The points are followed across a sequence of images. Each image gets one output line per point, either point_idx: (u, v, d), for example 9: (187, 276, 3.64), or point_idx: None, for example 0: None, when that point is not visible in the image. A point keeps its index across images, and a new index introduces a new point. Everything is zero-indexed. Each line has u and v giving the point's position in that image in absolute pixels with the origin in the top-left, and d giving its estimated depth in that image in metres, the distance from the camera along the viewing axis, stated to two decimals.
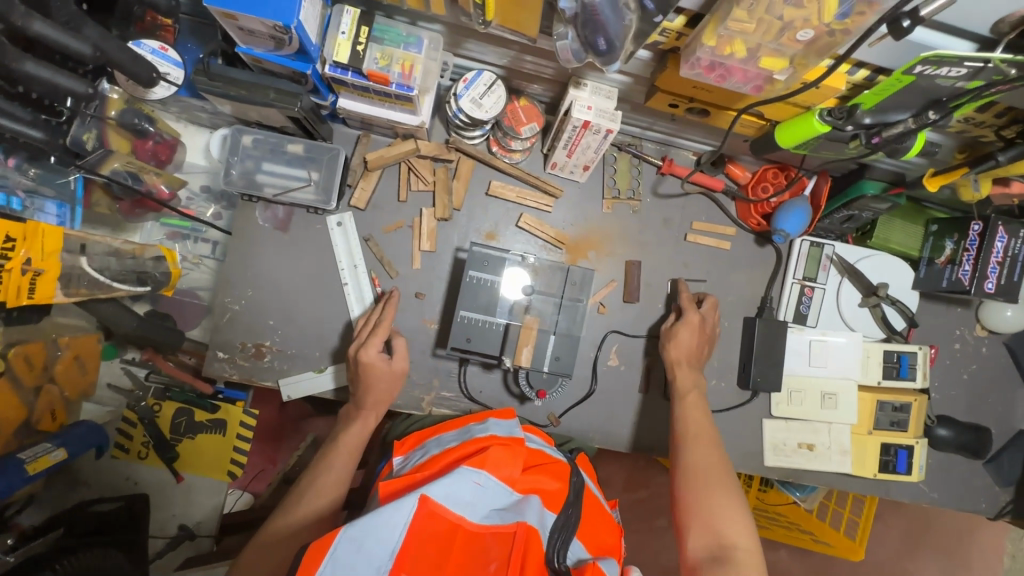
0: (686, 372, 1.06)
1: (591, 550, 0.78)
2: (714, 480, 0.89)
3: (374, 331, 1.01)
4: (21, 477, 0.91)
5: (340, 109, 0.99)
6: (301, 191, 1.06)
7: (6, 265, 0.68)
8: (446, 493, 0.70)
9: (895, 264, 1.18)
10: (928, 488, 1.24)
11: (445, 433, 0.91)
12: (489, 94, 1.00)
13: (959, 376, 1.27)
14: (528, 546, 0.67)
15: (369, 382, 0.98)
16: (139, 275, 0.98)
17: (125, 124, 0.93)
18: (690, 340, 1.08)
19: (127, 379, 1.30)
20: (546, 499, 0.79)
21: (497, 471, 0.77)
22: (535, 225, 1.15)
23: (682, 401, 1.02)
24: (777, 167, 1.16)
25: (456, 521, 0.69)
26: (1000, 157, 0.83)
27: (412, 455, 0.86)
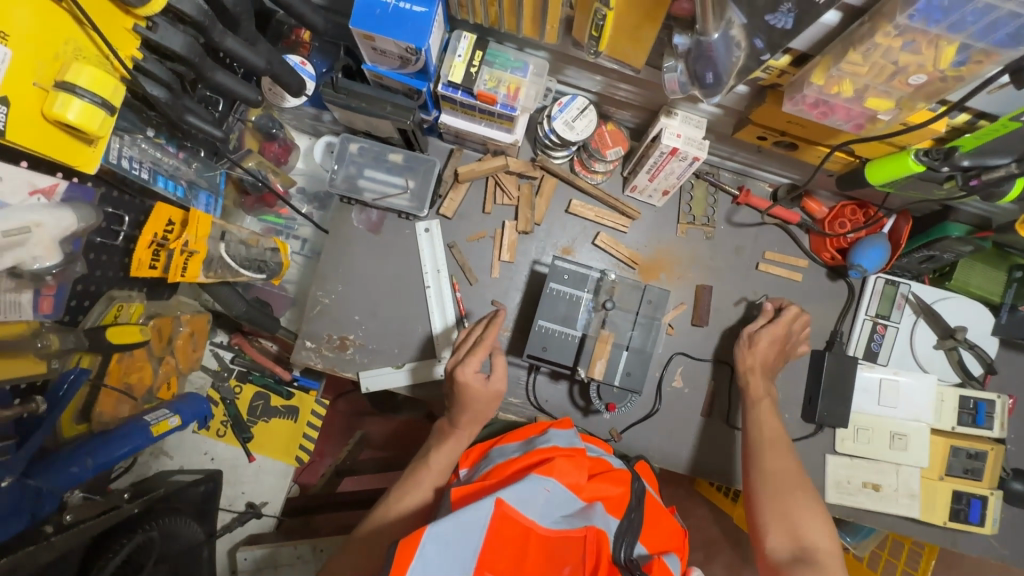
0: (757, 379, 1.08)
1: (653, 550, 0.82)
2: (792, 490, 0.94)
3: (473, 350, 0.97)
4: (147, 437, 0.99)
5: (442, 124, 1.07)
6: (397, 197, 1.13)
7: (167, 245, 0.85)
8: (518, 497, 0.75)
9: (975, 309, 1.17)
10: (1000, 544, 1.19)
11: (508, 442, 0.95)
12: (581, 118, 1.06)
13: None
14: (599, 548, 0.72)
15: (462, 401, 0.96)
16: (258, 264, 1.08)
17: (260, 128, 1.09)
18: (768, 349, 1.10)
19: (214, 360, 1.37)
20: (609, 505, 0.83)
21: (563, 479, 0.81)
22: (610, 244, 1.19)
23: (756, 407, 1.06)
24: (856, 204, 1.17)
25: (529, 525, 0.73)
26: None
27: (479, 465, 0.91)
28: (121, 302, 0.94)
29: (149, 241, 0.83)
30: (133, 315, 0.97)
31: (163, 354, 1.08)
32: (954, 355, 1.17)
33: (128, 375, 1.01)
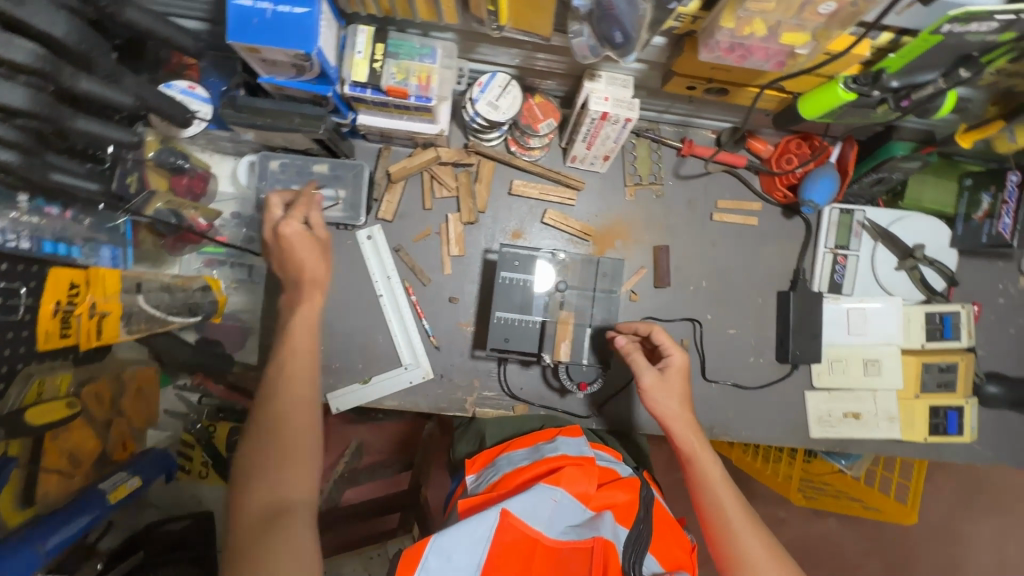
0: (689, 439, 0.90)
1: (665, 566, 0.79)
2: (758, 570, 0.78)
3: (299, 206, 0.88)
4: (105, 505, 0.96)
5: (361, 125, 1.01)
6: (330, 209, 1.07)
7: (75, 310, 0.84)
8: (524, 507, 0.76)
9: (931, 224, 1.16)
10: (983, 447, 1.22)
11: (516, 450, 0.95)
12: (505, 95, 1.01)
13: (1005, 331, 1.24)
14: (606, 560, 0.73)
15: (289, 255, 0.85)
16: (187, 306, 1.08)
17: (163, 163, 1.00)
18: (682, 380, 0.93)
19: (181, 404, 1.33)
20: (618, 514, 0.82)
21: (573, 487, 0.82)
22: (559, 220, 1.15)
23: (706, 483, 0.86)
24: (801, 137, 1.13)
25: (534, 535, 0.75)
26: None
27: (485, 474, 0.92)
28: (41, 377, 0.86)
29: (55, 311, 0.81)
30: (60, 387, 0.91)
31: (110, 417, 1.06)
32: (916, 273, 1.16)
33: (68, 447, 0.94)
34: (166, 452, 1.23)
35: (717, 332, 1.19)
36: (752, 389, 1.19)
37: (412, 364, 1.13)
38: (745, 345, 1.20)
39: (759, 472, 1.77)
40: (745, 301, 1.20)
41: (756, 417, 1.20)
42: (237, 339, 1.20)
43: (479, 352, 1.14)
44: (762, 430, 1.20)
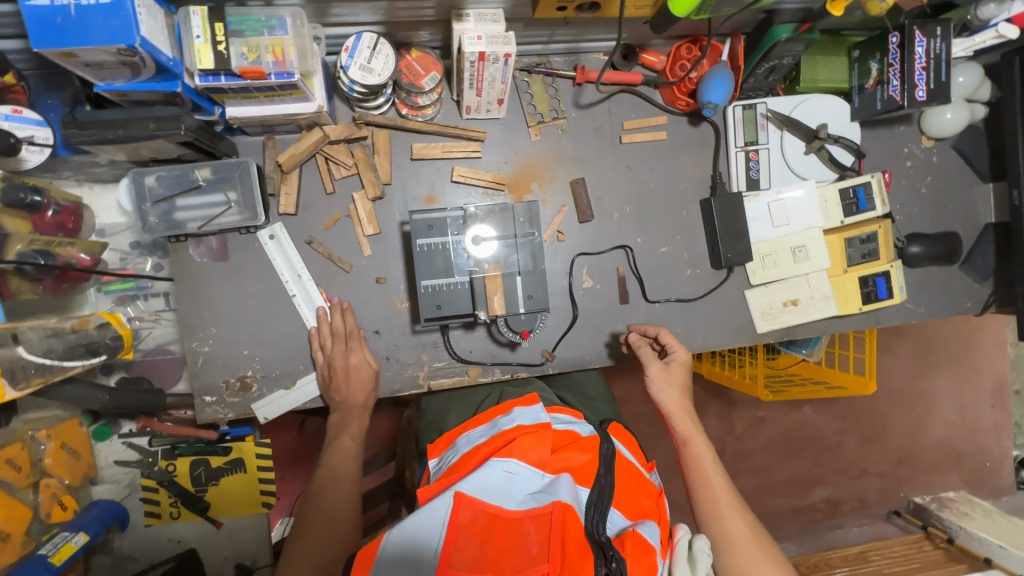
0: (685, 425, 1.02)
1: (630, 518, 0.81)
2: (741, 543, 0.88)
3: (346, 341, 1.06)
4: (51, 567, 0.98)
5: (232, 118, 0.94)
6: (225, 215, 1.01)
7: None
8: (477, 485, 0.77)
9: (830, 101, 1.17)
10: (915, 305, 1.28)
11: (474, 429, 0.94)
12: (377, 56, 0.95)
13: (917, 192, 1.29)
14: (564, 524, 0.72)
15: (348, 382, 1.04)
16: (86, 345, 0.97)
17: (12, 202, 0.89)
18: (684, 373, 1.08)
19: (132, 451, 1.26)
20: (576, 476, 0.82)
21: (526, 456, 0.82)
22: (470, 175, 1.12)
23: (698, 466, 0.97)
24: (689, 41, 1.11)
25: (493, 510, 0.76)
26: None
27: (447, 455, 0.91)
28: None
29: None
30: None
31: (37, 478, 1.04)
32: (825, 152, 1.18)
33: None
34: (114, 501, 1.24)
35: (650, 252, 1.20)
36: (694, 301, 1.21)
37: None
38: (680, 260, 1.21)
39: (728, 379, 1.82)
40: (671, 217, 1.20)
41: (703, 327, 1.22)
42: (159, 369, 1.20)
43: (417, 326, 1.12)
44: (711, 337, 1.22)
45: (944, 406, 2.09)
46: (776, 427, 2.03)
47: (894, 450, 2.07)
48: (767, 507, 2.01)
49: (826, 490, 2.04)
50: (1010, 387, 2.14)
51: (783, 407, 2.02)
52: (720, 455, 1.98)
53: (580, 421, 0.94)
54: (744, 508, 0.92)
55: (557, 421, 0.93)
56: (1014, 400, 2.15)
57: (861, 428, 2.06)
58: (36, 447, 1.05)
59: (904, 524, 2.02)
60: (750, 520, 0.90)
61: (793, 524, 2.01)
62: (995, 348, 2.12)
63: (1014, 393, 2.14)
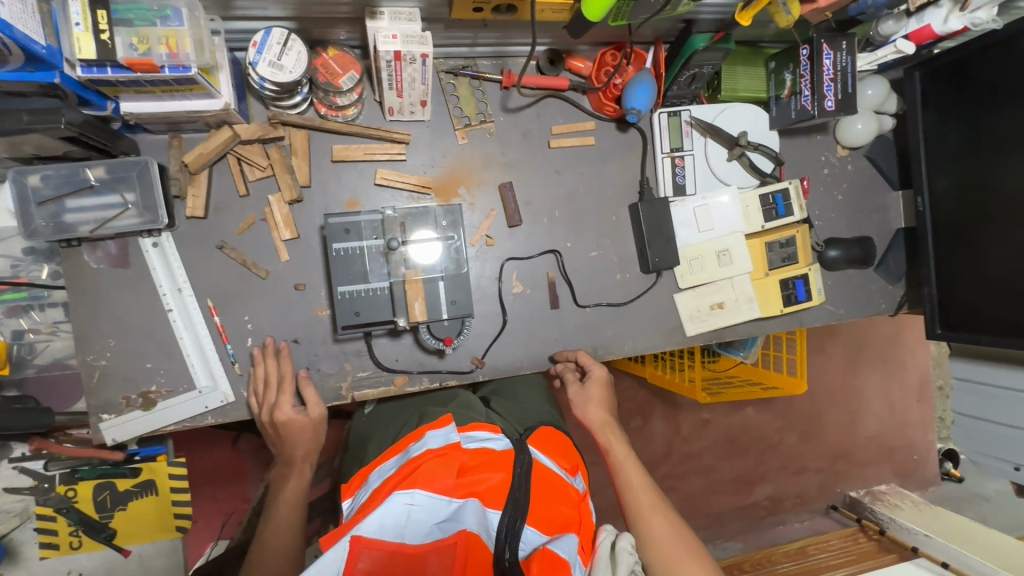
0: (608, 437, 1.05)
1: (547, 532, 0.80)
2: (667, 542, 0.88)
3: (279, 390, 1.01)
4: None
5: (127, 114, 0.88)
6: (122, 217, 0.95)
7: None
8: (376, 525, 0.74)
9: (748, 110, 1.22)
10: (834, 307, 1.34)
11: (386, 461, 0.90)
12: (287, 53, 0.91)
13: (834, 199, 1.35)
14: (468, 552, 0.73)
15: (284, 438, 1.00)
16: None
17: None
18: (601, 391, 1.10)
19: (25, 477, 1.15)
20: (486, 498, 0.80)
21: (432, 483, 0.79)
22: (394, 178, 1.09)
23: (624, 472, 0.99)
24: (614, 48, 1.13)
25: (394, 548, 0.73)
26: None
27: (359, 493, 0.88)
28: None
29: None
30: None
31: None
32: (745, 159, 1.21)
33: None
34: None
35: (580, 257, 1.20)
36: (625, 305, 1.21)
37: (208, 387, 1.02)
38: (610, 264, 1.21)
39: (668, 382, 1.84)
40: (601, 222, 1.21)
41: (633, 331, 1.22)
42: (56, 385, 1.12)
43: (338, 334, 1.07)
44: (642, 341, 1.23)
45: (874, 403, 2.19)
46: (719, 429, 2.08)
47: (831, 447, 2.15)
48: (712, 508, 2.04)
49: (768, 489, 2.09)
50: (934, 383, 2.27)
51: (725, 409, 2.07)
52: (666, 458, 2.01)
53: (496, 437, 0.91)
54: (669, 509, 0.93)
55: (469, 440, 0.90)
56: (937, 396, 2.27)
57: (799, 427, 2.13)
58: None
59: (841, 518, 2.08)
60: (674, 518, 0.92)
61: (738, 523, 2.06)
62: (919, 347, 2.25)
63: (938, 389, 2.26)
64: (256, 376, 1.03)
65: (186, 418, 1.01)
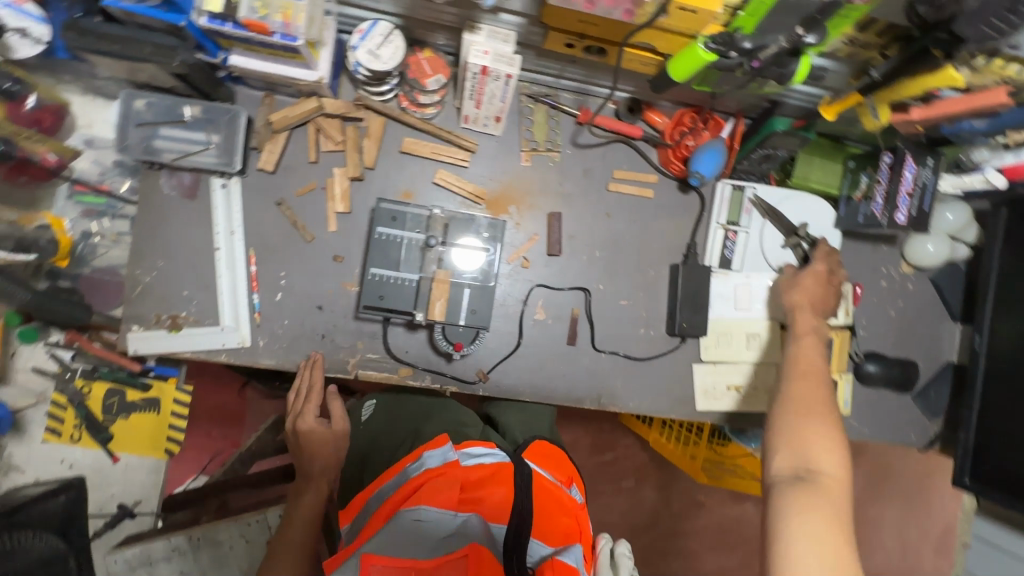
0: (806, 340, 0.98)
1: (553, 540, 0.85)
2: (814, 410, 0.84)
3: (308, 399, 1.12)
4: None
5: (234, 67, 0.96)
6: (202, 155, 1.02)
7: None
8: (385, 544, 0.77)
9: (812, 201, 1.19)
10: (859, 424, 1.27)
11: (384, 483, 0.93)
12: (387, 45, 0.97)
13: (886, 314, 1.29)
14: (480, 562, 0.75)
15: (307, 447, 1.14)
16: (16, 242, 1.11)
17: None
18: (815, 285, 1.10)
19: (52, 362, 1.25)
20: (491, 514, 0.84)
21: (437, 501, 0.82)
22: (452, 181, 1.13)
23: (797, 348, 0.96)
24: (694, 110, 1.15)
25: (406, 564, 0.75)
26: (875, 73, 0.80)
27: (360, 517, 0.90)
28: None
29: None
30: None
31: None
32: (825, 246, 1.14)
33: None
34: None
35: (609, 302, 1.19)
36: (641, 361, 1.20)
37: (231, 326, 1.07)
38: (637, 317, 1.20)
39: (669, 451, 1.81)
40: (639, 274, 1.21)
41: (644, 389, 1.20)
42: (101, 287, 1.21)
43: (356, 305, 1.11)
44: (650, 402, 1.20)
45: None
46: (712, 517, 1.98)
47: None
48: None
49: None
50: None
51: (723, 497, 1.97)
52: (648, 528, 1.93)
53: (494, 450, 0.95)
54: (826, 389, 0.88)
55: (467, 456, 0.93)
56: None
57: None
58: None
59: None
60: (824, 391, 0.87)
61: None
62: None
63: None
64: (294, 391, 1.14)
65: (202, 350, 1.07)
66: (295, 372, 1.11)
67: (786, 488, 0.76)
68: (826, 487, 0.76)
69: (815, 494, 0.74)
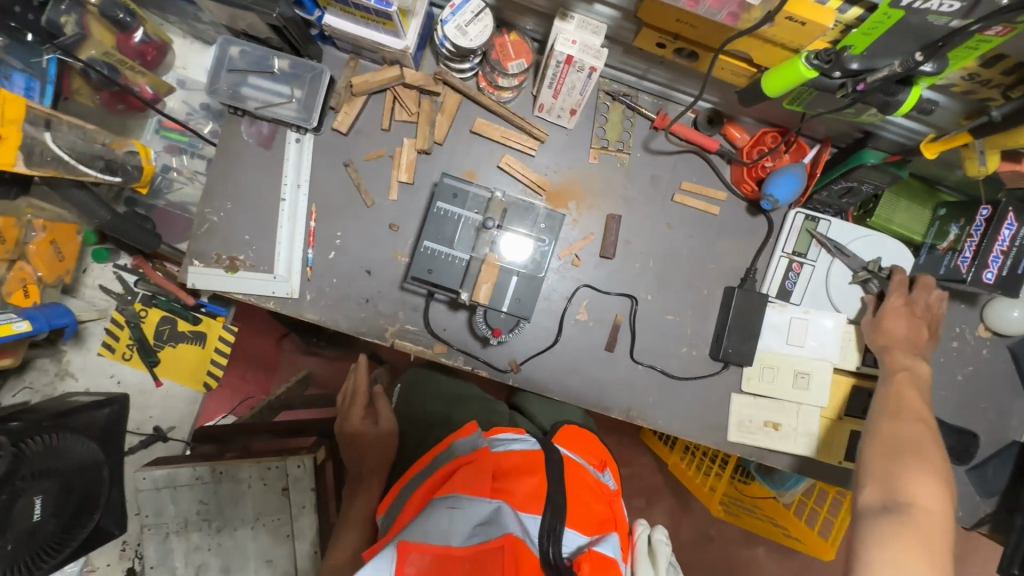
0: (898, 377, 0.92)
1: (586, 531, 0.82)
2: (920, 449, 0.77)
3: (355, 402, 1.27)
4: None
5: (326, 26, 0.99)
6: (283, 107, 1.06)
7: None
8: (420, 532, 0.74)
9: (888, 242, 1.10)
10: None
11: (415, 472, 0.93)
12: (476, 23, 0.97)
13: (951, 377, 1.20)
14: (518, 554, 0.72)
15: (359, 446, 1.20)
16: (107, 162, 0.97)
17: (105, 15, 0.96)
18: (907, 321, 1.01)
19: (118, 283, 1.33)
20: (524, 502, 0.80)
21: (469, 489, 0.80)
22: (517, 168, 1.13)
23: (893, 389, 0.90)
24: (778, 131, 1.10)
25: (441, 551, 0.72)
26: (993, 114, 0.74)
27: (393, 507, 0.91)
28: None
29: None
30: None
31: (13, 256, 1.00)
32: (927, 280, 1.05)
33: None
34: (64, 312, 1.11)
35: (654, 315, 1.16)
36: (678, 380, 1.16)
37: (283, 276, 1.10)
38: (681, 334, 1.17)
39: (690, 481, 1.74)
40: (690, 290, 1.17)
41: (676, 409, 1.16)
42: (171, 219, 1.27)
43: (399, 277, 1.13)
44: (680, 423, 1.16)
45: None
46: (718, 555, 1.89)
47: None
48: None
49: None
50: None
51: (736, 536, 1.90)
52: None
53: (522, 437, 0.92)
54: (931, 430, 0.80)
55: (496, 442, 0.90)
56: None
57: None
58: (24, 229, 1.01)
59: None
60: (922, 429, 0.80)
61: None
62: None
63: None
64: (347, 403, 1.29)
65: (253, 294, 1.10)
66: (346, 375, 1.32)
67: (871, 519, 0.71)
68: (920, 523, 0.69)
69: (900, 524, 0.69)
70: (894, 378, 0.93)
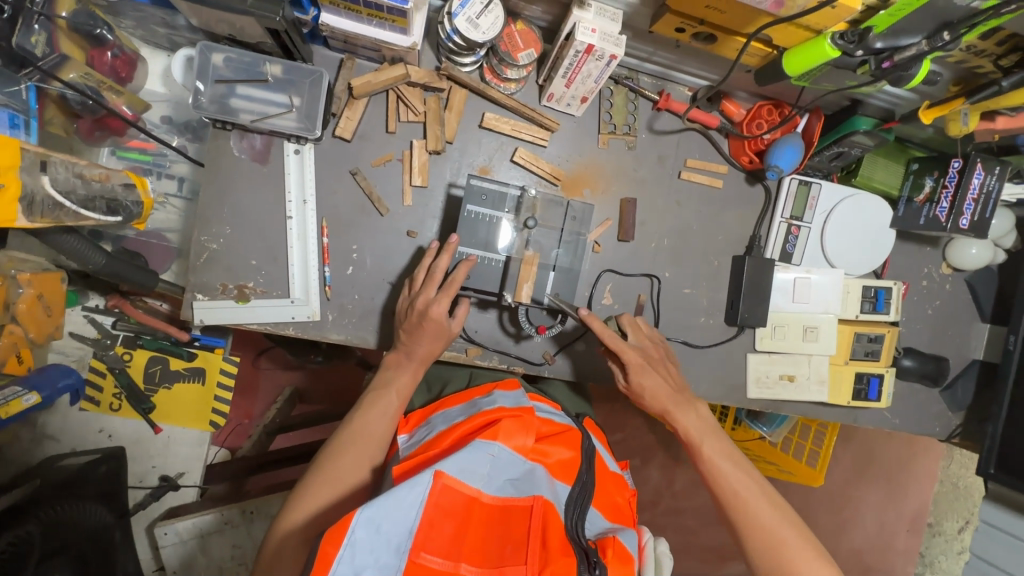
0: (709, 444, 0.97)
1: (609, 517, 0.82)
2: (784, 544, 0.85)
3: (443, 288, 0.95)
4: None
5: (324, 25, 0.92)
6: (281, 118, 0.97)
7: None
8: (460, 467, 0.69)
9: (873, 201, 1.21)
10: (892, 415, 1.33)
11: (450, 406, 0.89)
12: (487, 14, 0.93)
13: (923, 311, 1.35)
14: (545, 521, 0.69)
15: (420, 333, 0.94)
16: (108, 202, 0.87)
17: (77, 27, 0.88)
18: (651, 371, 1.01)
19: (91, 328, 1.20)
20: (559, 470, 0.80)
21: (511, 441, 0.76)
22: (529, 160, 1.11)
23: (720, 469, 0.94)
24: (772, 104, 1.13)
25: (472, 495, 0.69)
26: (1003, 83, 0.83)
27: (419, 432, 0.85)
28: None
29: None
30: None
31: (5, 322, 0.98)
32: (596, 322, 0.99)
33: None
34: (68, 370, 1.14)
35: (673, 290, 1.21)
36: (700, 349, 1.22)
37: (301, 299, 1.03)
38: (697, 305, 1.22)
39: None
40: (702, 262, 1.22)
41: (700, 376, 1.23)
42: (149, 249, 1.15)
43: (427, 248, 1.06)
44: (705, 388, 1.23)
45: None
46: None
47: None
48: None
49: None
50: None
51: None
52: None
53: (558, 413, 0.95)
54: (769, 495, 0.90)
55: (539, 408, 0.92)
56: None
57: None
58: (13, 288, 1.00)
59: None
60: (767, 511, 0.88)
61: None
62: None
63: None
64: (418, 268, 1.00)
65: (271, 322, 1.03)
66: (437, 255, 0.96)
67: None
68: None
69: None
70: (700, 452, 0.96)
